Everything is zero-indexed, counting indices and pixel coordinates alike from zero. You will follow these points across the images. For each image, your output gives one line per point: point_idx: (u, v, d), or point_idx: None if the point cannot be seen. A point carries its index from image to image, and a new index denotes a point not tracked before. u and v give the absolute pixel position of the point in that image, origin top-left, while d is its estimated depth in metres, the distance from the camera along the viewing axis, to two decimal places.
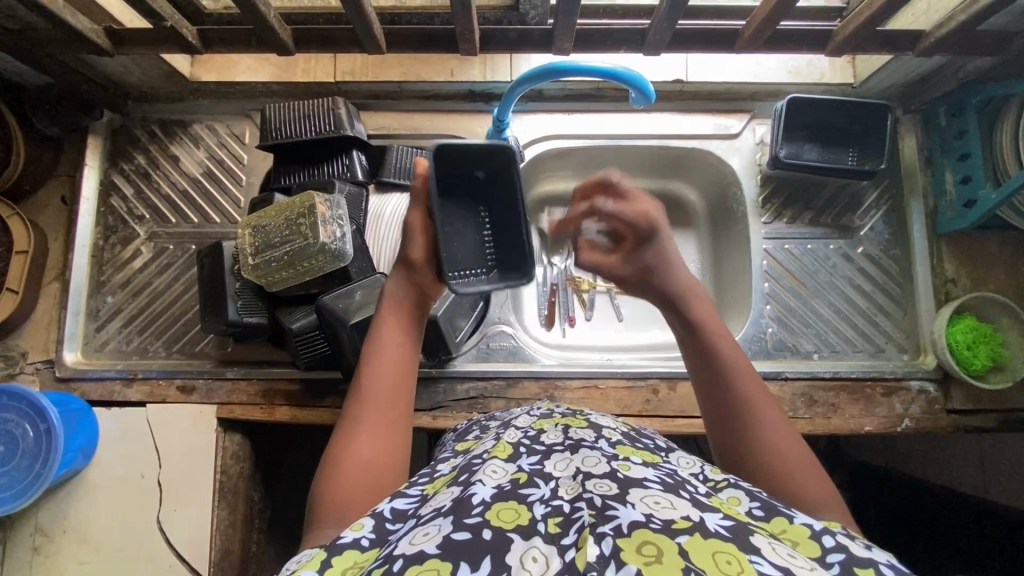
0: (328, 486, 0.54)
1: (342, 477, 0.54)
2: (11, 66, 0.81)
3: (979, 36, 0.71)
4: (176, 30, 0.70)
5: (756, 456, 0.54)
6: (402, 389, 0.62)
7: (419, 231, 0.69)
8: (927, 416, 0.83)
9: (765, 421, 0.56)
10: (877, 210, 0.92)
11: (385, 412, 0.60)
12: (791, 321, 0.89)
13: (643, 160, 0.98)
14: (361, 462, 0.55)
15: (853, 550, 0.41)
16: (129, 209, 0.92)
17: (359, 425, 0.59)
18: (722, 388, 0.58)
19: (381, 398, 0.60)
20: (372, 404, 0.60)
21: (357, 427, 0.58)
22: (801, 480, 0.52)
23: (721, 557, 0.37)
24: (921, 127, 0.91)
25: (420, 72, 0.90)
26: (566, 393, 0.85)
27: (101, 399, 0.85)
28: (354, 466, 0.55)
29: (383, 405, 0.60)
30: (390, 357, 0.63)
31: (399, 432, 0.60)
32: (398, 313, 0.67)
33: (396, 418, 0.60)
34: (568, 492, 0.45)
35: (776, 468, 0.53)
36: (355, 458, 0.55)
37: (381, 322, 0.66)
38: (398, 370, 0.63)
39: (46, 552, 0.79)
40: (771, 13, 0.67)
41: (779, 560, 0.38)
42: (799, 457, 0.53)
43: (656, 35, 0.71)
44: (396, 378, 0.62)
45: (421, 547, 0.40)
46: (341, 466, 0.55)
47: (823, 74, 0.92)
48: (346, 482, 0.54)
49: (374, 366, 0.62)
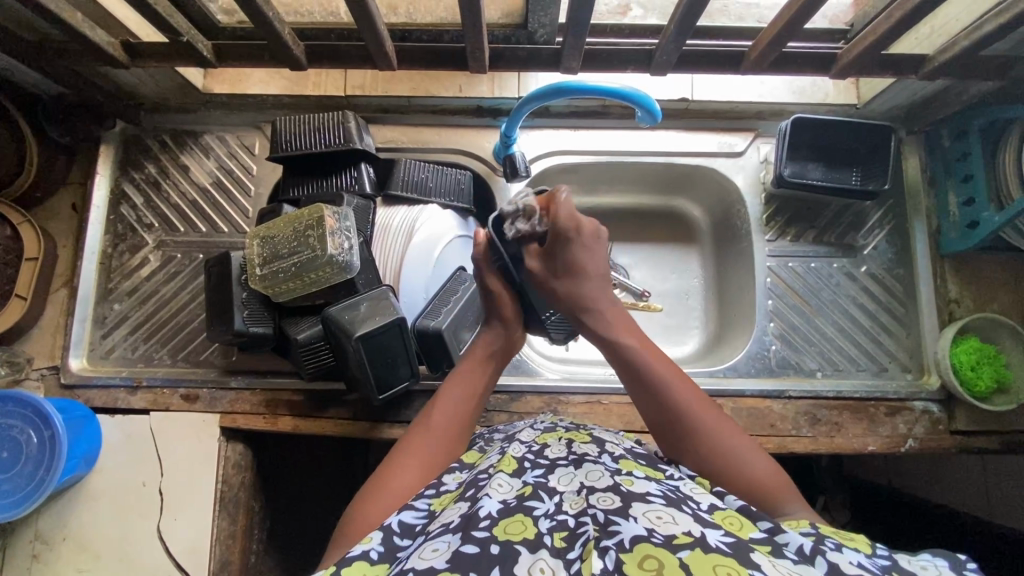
0: (365, 504, 0.53)
1: (380, 498, 0.53)
2: (27, 75, 0.83)
3: (982, 61, 0.72)
4: (191, 44, 0.71)
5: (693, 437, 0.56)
6: (461, 432, 0.62)
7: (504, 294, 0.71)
8: (931, 437, 0.83)
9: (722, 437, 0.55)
10: (881, 229, 0.92)
11: (440, 449, 0.60)
12: (795, 339, 0.89)
13: (648, 177, 0.99)
14: (407, 487, 0.55)
15: (844, 567, 0.40)
16: (138, 217, 0.93)
17: (411, 452, 0.59)
18: (645, 379, 0.59)
19: (441, 436, 0.61)
20: (430, 440, 0.60)
21: (410, 453, 0.58)
22: (780, 504, 0.52)
23: (722, 569, 0.37)
24: (924, 149, 0.92)
25: (428, 87, 0.92)
26: (569, 407, 0.85)
27: (105, 406, 0.85)
28: (396, 490, 0.54)
29: (440, 443, 0.60)
30: (462, 399, 0.64)
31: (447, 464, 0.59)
32: (481, 359, 0.69)
33: (448, 455, 0.60)
34: (572, 507, 0.45)
35: (716, 446, 0.55)
36: (401, 483, 0.55)
37: (464, 360, 0.69)
38: (464, 411, 0.64)
39: (46, 560, 0.79)
40: (776, 36, 0.68)
41: (778, 575, 0.37)
42: (772, 478, 0.53)
43: (663, 56, 0.72)
44: (459, 421, 0.63)
45: (430, 562, 0.40)
46: (391, 487, 0.55)
47: (827, 94, 0.93)
48: (380, 504, 0.53)
49: (444, 402, 0.63)
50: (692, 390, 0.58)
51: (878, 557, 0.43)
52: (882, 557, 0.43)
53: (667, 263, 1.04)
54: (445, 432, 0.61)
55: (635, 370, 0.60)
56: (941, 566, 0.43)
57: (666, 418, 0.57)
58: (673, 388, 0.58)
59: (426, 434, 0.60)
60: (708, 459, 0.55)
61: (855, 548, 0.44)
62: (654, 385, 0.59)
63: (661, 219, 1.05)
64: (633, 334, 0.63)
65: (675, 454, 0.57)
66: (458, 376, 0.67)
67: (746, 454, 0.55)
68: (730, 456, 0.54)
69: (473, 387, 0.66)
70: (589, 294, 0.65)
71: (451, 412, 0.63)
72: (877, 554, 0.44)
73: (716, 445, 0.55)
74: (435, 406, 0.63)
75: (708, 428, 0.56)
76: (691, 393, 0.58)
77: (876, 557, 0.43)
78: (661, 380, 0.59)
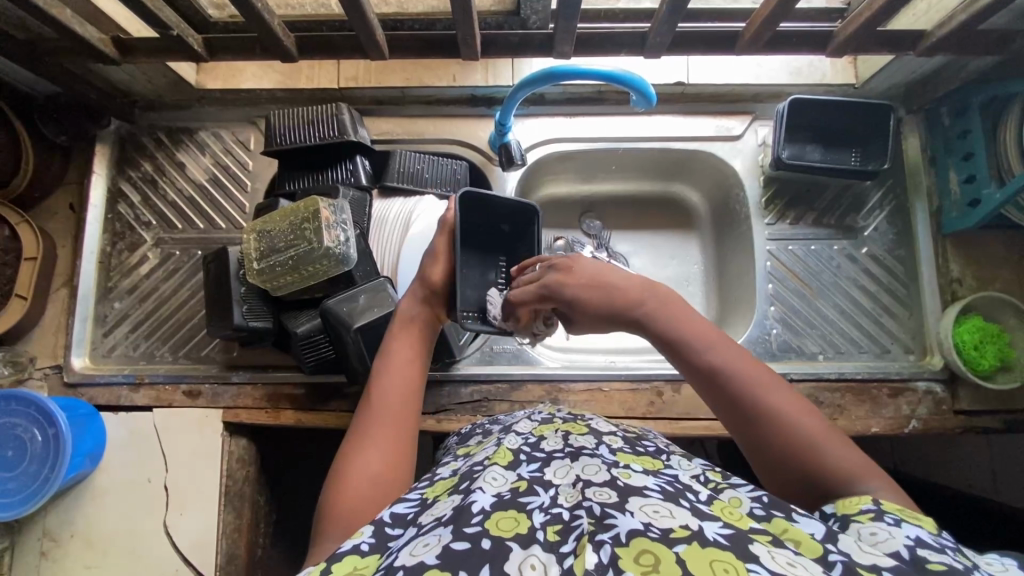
0: (336, 499, 0.53)
1: (350, 492, 0.53)
2: (19, 74, 0.82)
3: (980, 36, 0.71)
4: (182, 39, 0.71)
5: (761, 422, 0.52)
6: (413, 405, 0.61)
7: (441, 260, 0.72)
8: (934, 417, 0.82)
9: (793, 420, 0.51)
10: (880, 210, 0.92)
11: (395, 428, 0.59)
12: (796, 322, 0.89)
13: (645, 163, 0.99)
14: (370, 471, 0.54)
15: (857, 555, 0.39)
16: (136, 215, 0.93)
17: (366, 437, 0.58)
18: (703, 371, 0.55)
19: (390, 413, 0.60)
20: (383, 421, 0.59)
21: (366, 439, 0.57)
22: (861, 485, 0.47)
23: (719, 565, 0.37)
24: (925, 127, 0.91)
25: (422, 77, 0.91)
26: (569, 395, 0.85)
27: (108, 403, 0.85)
28: (363, 476, 0.54)
29: (393, 420, 0.59)
30: (401, 372, 0.63)
31: (405, 438, 0.59)
32: (407, 326, 0.68)
33: (406, 429, 0.59)
34: (567, 500, 0.45)
35: (794, 440, 0.50)
36: (364, 472, 0.54)
37: (393, 331, 0.68)
38: (410, 382, 0.63)
39: (54, 557, 0.80)
40: (770, 14, 0.67)
41: (777, 567, 0.37)
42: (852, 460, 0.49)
43: (657, 38, 0.71)
44: (405, 394, 0.61)
45: (421, 558, 0.40)
46: (350, 475, 0.54)
47: (824, 75, 0.92)
48: (360, 492, 0.53)
49: (383, 379, 0.62)
50: (764, 377, 0.53)
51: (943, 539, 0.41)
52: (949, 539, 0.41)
53: (667, 249, 1.04)
54: (394, 406, 0.60)
55: (696, 365, 0.55)
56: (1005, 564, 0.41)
57: (737, 404, 0.53)
58: (742, 378, 0.53)
59: (377, 413, 0.60)
60: (783, 455, 0.51)
61: (917, 525, 0.42)
62: (717, 378, 0.54)
63: (659, 205, 1.05)
64: (684, 324, 0.57)
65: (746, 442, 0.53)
66: (393, 349, 0.66)
67: (824, 443, 0.50)
68: (810, 448, 0.50)
69: (406, 355, 0.65)
70: (621, 294, 0.61)
71: (398, 386, 0.62)
72: (942, 534, 0.42)
73: (792, 431, 0.50)
74: (377, 384, 0.62)
75: (776, 410, 0.51)
76: (767, 386, 0.53)
77: (940, 537, 0.41)
78: (726, 373, 0.54)
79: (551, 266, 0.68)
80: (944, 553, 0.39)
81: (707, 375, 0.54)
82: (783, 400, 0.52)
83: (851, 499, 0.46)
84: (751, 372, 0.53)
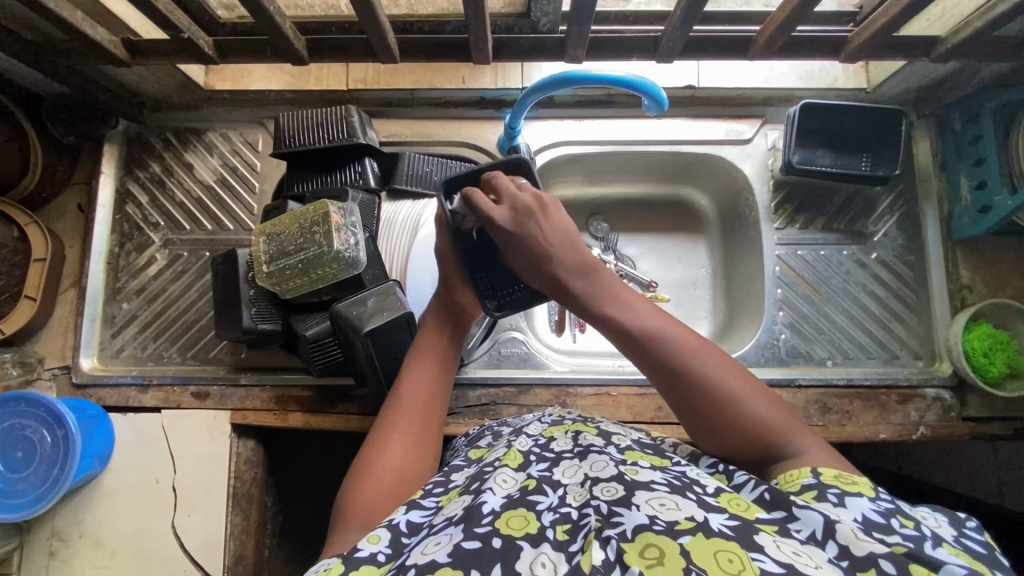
0: (360, 489, 0.53)
1: (373, 485, 0.53)
2: (26, 72, 0.82)
3: (996, 41, 0.71)
4: (193, 40, 0.70)
5: (688, 391, 0.52)
6: (436, 406, 0.62)
7: (449, 257, 0.69)
8: (942, 423, 0.82)
9: (723, 386, 0.52)
10: (890, 216, 0.91)
11: (416, 427, 0.59)
12: (804, 328, 0.89)
13: (654, 167, 0.99)
14: (393, 466, 0.55)
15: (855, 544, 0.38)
16: (144, 216, 0.93)
17: (390, 434, 0.58)
18: (638, 346, 0.55)
19: (415, 410, 0.60)
20: (406, 419, 0.59)
21: (391, 434, 0.58)
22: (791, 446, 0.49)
23: (723, 555, 0.36)
24: (935, 133, 0.91)
25: (431, 79, 0.91)
26: (577, 399, 0.85)
27: (117, 404, 0.85)
28: (389, 470, 0.54)
29: (417, 415, 0.60)
30: (427, 373, 0.63)
31: (428, 439, 0.59)
32: (437, 328, 0.68)
33: (430, 430, 0.60)
34: (576, 499, 0.45)
35: (724, 403, 0.51)
36: (390, 462, 0.55)
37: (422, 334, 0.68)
38: (436, 385, 0.63)
39: (62, 557, 0.80)
40: (785, 20, 0.66)
41: (782, 556, 0.36)
42: (779, 421, 0.50)
43: (669, 43, 0.71)
44: (430, 396, 0.62)
45: (433, 556, 0.40)
46: (375, 467, 0.54)
47: (835, 79, 0.91)
48: (383, 485, 0.53)
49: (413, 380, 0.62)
50: (695, 342, 0.54)
51: (882, 501, 0.42)
52: (887, 501, 0.42)
53: (675, 252, 1.03)
54: (418, 405, 0.61)
55: (628, 336, 0.56)
56: (942, 520, 0.42)
57: (667, 373, 0.53)
58: (676, 345, 0.53)
59: (404, 411, 0.60)
60: (712, 423, 0.52)
61: (858, 493, 0.43)
62: (653, 344, 0.54)
63: (666, 209, 1.05)
64: (618, 299, 0.58)
65: (676, 407, 0.54)
66: (421, 352, 0.66)
67: (752, 400, 0.51)
68: (739, 408, 0.51)
69: (437, 359, 0.66)
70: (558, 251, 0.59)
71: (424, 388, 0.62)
72: (881, 498, 0.42)
73: (721, 398, 0.51)
74: (403, 385, 0.62)
75: (705, 377, 0.52)
76: (697, 356, 0.53)
77: (881, 501, 0.42)
78: (657, 341, 0.54)
79: (515, 206, 0.61)
80: (895, 533, 0.39)
81: (637, 345, 0.55)
82: (711, 368, 0.52)
83: (792, 474, 0.47)
84: (680, 340, 0.54)
